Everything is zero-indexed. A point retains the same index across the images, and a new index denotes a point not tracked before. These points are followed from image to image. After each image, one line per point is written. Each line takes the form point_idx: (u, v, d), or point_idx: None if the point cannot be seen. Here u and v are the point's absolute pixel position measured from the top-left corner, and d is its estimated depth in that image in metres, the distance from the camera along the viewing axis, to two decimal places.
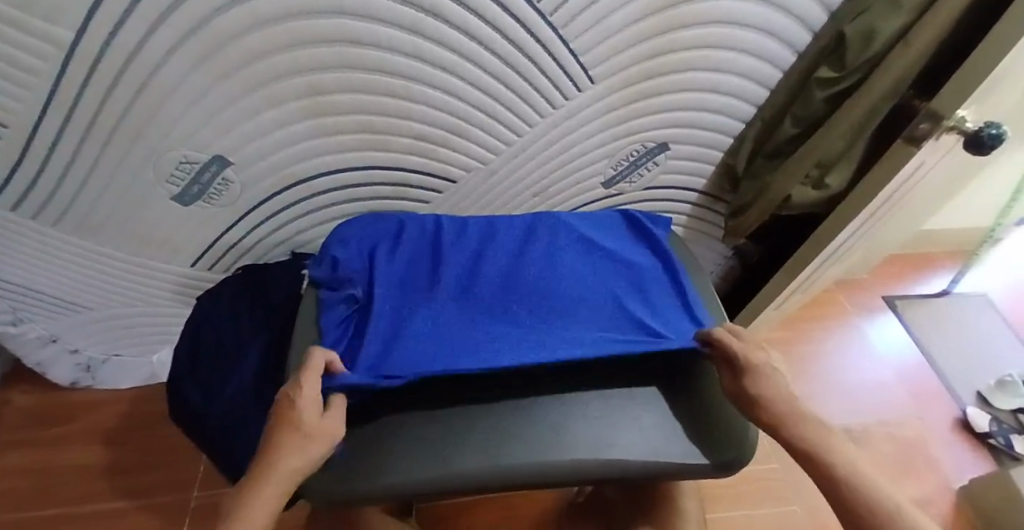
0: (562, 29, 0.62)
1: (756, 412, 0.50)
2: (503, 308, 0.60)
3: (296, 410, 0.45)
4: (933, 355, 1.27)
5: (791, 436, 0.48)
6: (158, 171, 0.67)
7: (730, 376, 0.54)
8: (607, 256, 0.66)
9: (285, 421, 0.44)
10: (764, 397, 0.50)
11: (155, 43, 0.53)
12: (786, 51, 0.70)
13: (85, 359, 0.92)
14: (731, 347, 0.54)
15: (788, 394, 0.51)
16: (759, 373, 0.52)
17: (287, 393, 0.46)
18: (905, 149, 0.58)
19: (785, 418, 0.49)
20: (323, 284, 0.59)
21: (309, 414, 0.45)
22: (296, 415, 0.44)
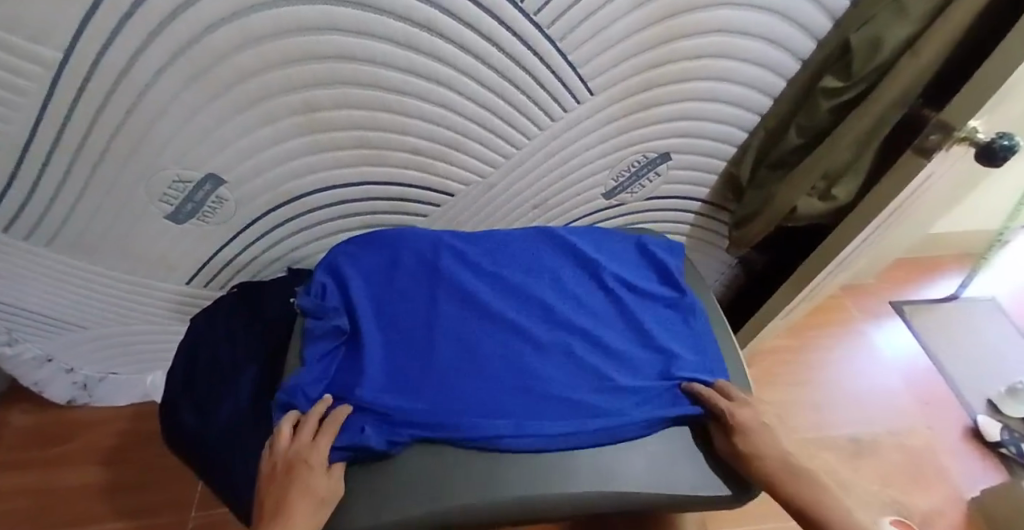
0: (560, 41, 0.60)
1: (754, 474, 0.52)
2: (492, 331, 0.59)
3: (310, 479, 0.47)
4: (942, 362, 1.25)
5: (792, 497, 0.50)
6: (151, 191, 0.65)
7: (723, 437, 0.55)
8: (603, 278, 0.66)
9: (299, 488, 0.47)
10: (758, 459, 0.52)
11: (144, 63, 0.52)
12: (790, 59, 0.69)
13: (82, 378, 0.91)
14: (719, 407, 0.55)
15: (782, 452, 0.53)
16: (751, 432, 0.53)
17: (301, 455, 0.48)
18: (915, 160, 0.57)
19: (780, 478, 0.51)
20: (310, 314, 0.59)
21: (321, 485, 0.48)
22: (310, 484, 0.47)
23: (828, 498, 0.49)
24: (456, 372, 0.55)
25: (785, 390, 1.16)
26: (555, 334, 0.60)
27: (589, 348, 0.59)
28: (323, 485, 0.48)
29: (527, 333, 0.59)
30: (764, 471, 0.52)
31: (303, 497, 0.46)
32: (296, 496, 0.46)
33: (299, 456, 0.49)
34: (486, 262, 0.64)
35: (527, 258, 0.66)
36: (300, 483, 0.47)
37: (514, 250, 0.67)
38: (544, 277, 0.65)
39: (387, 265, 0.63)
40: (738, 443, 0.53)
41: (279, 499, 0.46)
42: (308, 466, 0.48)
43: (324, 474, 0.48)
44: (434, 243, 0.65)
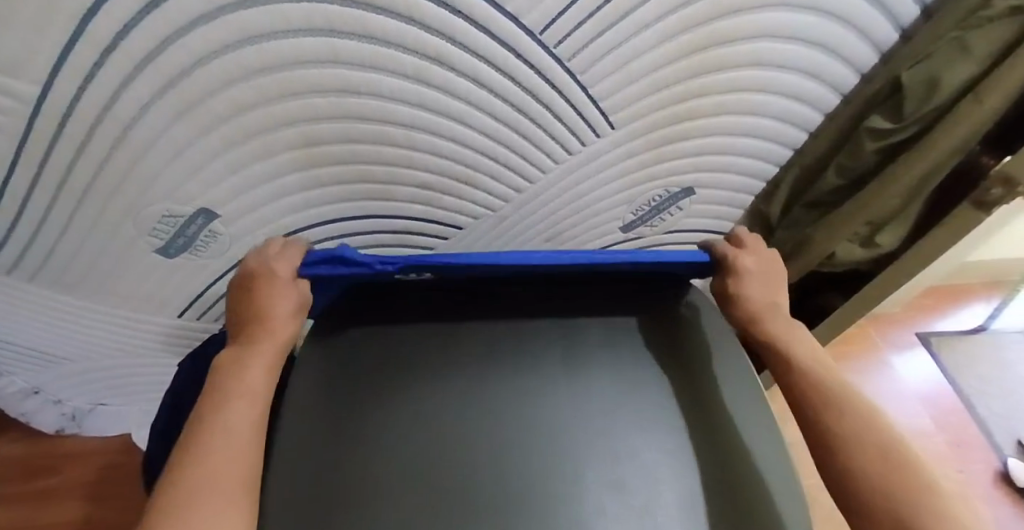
0: (582, 75, 0.56)
1: (734, 304, 0.63)
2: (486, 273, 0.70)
3: (278, 289, 0.55)
4: (970, 398, 1.19)
5: (765, 329, 0.60)
6: (138, 225, 0.61)
7: (716, 275, 0.66)
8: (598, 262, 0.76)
9: (266, 295, 0.55)
10: (740, 293, 0.63)
11: (128, 97, 0.47)
12: (830, 93, 0.64)
13: (70, 409, 0.88)
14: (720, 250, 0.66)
15: (767, 296, 0.63)
16: (740, 269, 0.64)
17: (266, 267, 0.56)
18: (974, 214, 0.56)
19: (759, 312, 0.61)
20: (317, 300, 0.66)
21: (290, 293, 0.56)
22: (281, 294, 0.55)
23: (796, 333, 0.59)
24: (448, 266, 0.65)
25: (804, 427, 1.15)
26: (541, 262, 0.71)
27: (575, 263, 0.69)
28: (291, 294, 0.56)
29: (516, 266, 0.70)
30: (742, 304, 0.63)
31: (274, 307, 0.54)
32: (264, 302, 0.54)
33: (267, 271, 0.56)
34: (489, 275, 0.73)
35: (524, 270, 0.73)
36: (268, 291, 0.55)
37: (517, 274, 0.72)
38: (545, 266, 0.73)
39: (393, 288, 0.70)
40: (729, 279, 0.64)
41: (251, 307, 0.55)
42: (273, 276, 0.56)
43: (290, 286, 0.56)
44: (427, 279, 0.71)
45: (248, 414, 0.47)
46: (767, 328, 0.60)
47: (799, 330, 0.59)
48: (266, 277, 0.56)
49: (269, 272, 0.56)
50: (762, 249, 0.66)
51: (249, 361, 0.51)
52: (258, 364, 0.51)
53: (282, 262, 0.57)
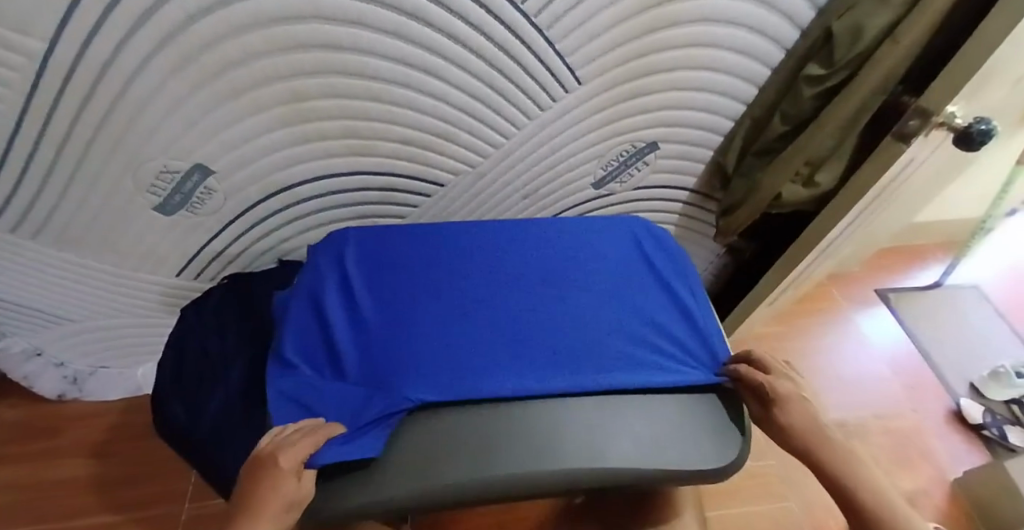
0: (548, 30, 0.61)
1: (787, 444, 0.52)
2: (488, 314, 0.58)
3: (274, 485, 0.42)
4: (926, 347, 1.28)
5: (829, 470, 0.50)
6: (137, 181, 0.64)
7: (759, 405, 0.55)
8: (620, 300, 0.61)
9: (265, 489, 0.41)
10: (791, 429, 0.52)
11: (129, 51, 0.50)
12: (773, 47, 0.70)
13: (71, 372, 0.92)
14: (759, 381, 0.53)
15: (822, 429, 0.52)
16: (788, 401, 0.52)
17: (277, 452, 0.43)
18: (895, 146, 0.63)
19: (814, 448, 0.51)
20: (298, 348, 0.54)
21: (291, 485, 0.42)
22: (275, 494, 0.41)
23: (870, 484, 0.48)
24: (439, 359, 0.54)
25: None
26: (544, 318, 0.59)
27: (576, 332, 0.58)
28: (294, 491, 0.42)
29: (517, 315, 0.58)
30: (794, 441, 0.52)
31: (263, 505, 0.41)
32: (259, 498, 0.41)
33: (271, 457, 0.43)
34: (499, 300, 0.59)
35: (541, 303, 0.60)
36: (265, 484, 0.42)
37: (526, 307, 0.59)
38: (561, 309, 0.59)
39: (379, 306, 0.57)
40: (776, 411, 0.53)
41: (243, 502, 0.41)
42: (278, 468, 0.42)
43: (292, 484, 0.42)
44: (426, 298, 0.58)
45: None
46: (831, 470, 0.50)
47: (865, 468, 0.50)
48: (272, 464, 0.42)
49: (275, 462, 0.42)
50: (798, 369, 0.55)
51: None
52: None
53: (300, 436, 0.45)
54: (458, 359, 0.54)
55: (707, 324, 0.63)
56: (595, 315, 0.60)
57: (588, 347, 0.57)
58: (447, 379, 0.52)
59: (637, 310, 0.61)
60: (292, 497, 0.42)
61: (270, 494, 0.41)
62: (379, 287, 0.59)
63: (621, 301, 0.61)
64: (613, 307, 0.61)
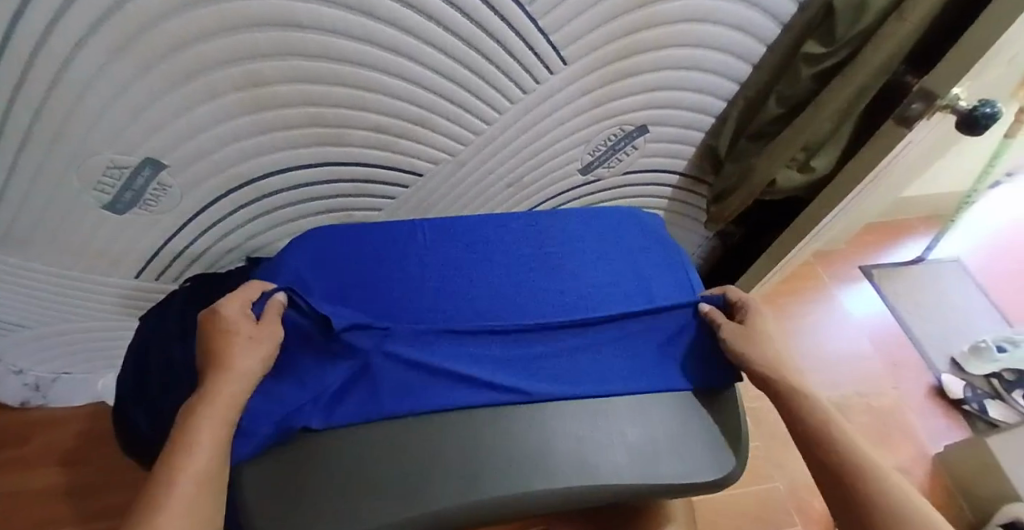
0: (530, 7, 0.56)
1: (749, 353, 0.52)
2: (469, 314, 0.54)
3: (234, 326, 0.43)
4: (907, 322, 1.28)
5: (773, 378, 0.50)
6: (82, 179, 0.58)
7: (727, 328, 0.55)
8: (605, 286, 0.59)
9: (226, 334, 0.43)
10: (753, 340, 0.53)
11: (58, 38, 0.45)
12: (769, 23, 0.66)
13: (32, 379, 0.86)
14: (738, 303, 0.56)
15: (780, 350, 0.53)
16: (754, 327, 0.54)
17: (220, 314, 0.44)
18: (896, 130, 0.60)
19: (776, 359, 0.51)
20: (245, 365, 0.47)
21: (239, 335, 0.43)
22: (238, 332, 0.43)
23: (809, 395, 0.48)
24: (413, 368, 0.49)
25: None
26: (529, 315, 0.55)
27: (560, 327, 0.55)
28: (251, 351, 0.43)
29: (500, 314, 0.55)
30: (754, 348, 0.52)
31: (229, 342, 0.42)
32: (226, 339, 0.42)
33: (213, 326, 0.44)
34: (481, 300, 0.55)
35: (523, 297, 0.56)
36: (221, 333, 0.43)
37: (509, 302, 0.56)
38: (543, 303, 0.56)
39: (349, 304, 0.52)
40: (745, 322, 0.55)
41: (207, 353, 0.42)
42: (230, 320, 0.44)
43: (249, 337, 0.43)
44: (402, 295, 0.54)
45: (216, 443, 0.37)
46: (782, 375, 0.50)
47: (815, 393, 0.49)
48: (223, 322, 0.44)
49: (226, 319, 0.44)
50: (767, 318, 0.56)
51: (204, 408, 0.38)
52: (220, 415, 0.38)
53: (232, 298, 0.46)
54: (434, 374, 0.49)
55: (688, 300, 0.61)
56: (581, 308, 0.57)
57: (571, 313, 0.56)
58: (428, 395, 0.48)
59: (622, 295, 0.59)
60: (254, 338, 0.44)
61: (238, 336, 0.43)
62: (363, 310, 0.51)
63: (607, 288, 0.59)
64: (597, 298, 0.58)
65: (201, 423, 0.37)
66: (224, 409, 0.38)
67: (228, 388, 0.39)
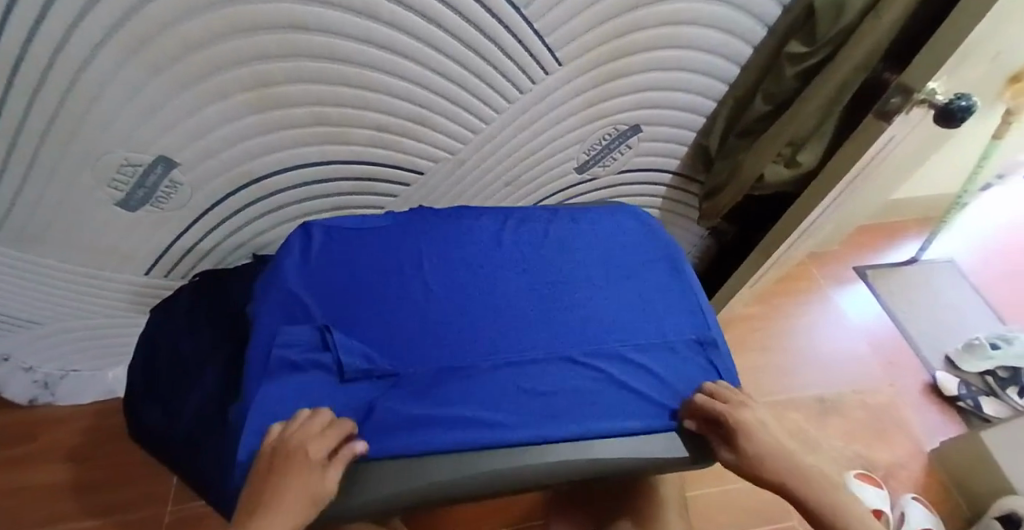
0: (525, 10, 0.59)
1: (767, 478, 0.49)
2: (476, 313, 0.55)
3: (299, 474, 0.39)
4: (901, 320, 1.30)
5: (805, 501, 0.47)
6: (96, 177, 0.61)
7: (725, 446, 0.50)
8: (606, 280, 0.61)
9: (285, 478, 0.39)
10: (763, 463, 0.49)
11: (78, 40, 0.47)
12: (754, 26, 0.69)
13: (42, 376, 0.88)
14: (719, 410, 0.50)
15: (784, 447, 0.50)
16: (752, 434, 0.49)
17: (301, 446, 0.40)
18: (876, 124, 0.62)
19: (787, 478, 0.48)
20: (261, 379, 0.47)
21: (302, 491, 0.39)
22: (297, 484, 0.39)
23: (833, 494, 0.47)
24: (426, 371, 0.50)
25: (749, 355, 1.19)
26: (534, 311, 0.57)
27: (566, 323, 0.57)
28: (301, 504, 0.39)
29: (506, 310, 0.56)
30: (766, 474, 0.49)
31: (285, 493, 0.38)
32: (283, 487, 0.38)
33: (284, 451, 0.40)
34: (487, 299, 0.57)
35: (529, 295, 0.58)
36: (284, 475, 0.39)
37: (513, 298, 0.57)
38: (549, 299, 0.58)
39: (357, 315, 0.53)
40: (741, 444, 0.49)
41: (263, 492, 0.39)
42: (307, 457, 0.40)
43: (306, 484, 0.39)
44: (410, 299, 0.55)
45: None
46: (799, 492, 0.48)
47: (830, 484, 0.48)
48: (299, 457, 0.40)
49: (305, 455, 0.40)
50: (750, 402, 0.52)
51: None
52: None
53: (307, 421, 0.43)
54: (451, 374, 0.51)
55: (686, 289, 0.63)
56: (584, 303, 0.59)
57: (574, 307, 0.58)
58: (444, 392, 0.49)
59: (622, 290, 0.61)
60: (311, 493, 0.39)
61: (296, 487, 0.39)
62: (362, 309, 0.53)
63: (607, 280, 0.61)
64: (600, 292, 0.60)
65: None
66: None
67: None
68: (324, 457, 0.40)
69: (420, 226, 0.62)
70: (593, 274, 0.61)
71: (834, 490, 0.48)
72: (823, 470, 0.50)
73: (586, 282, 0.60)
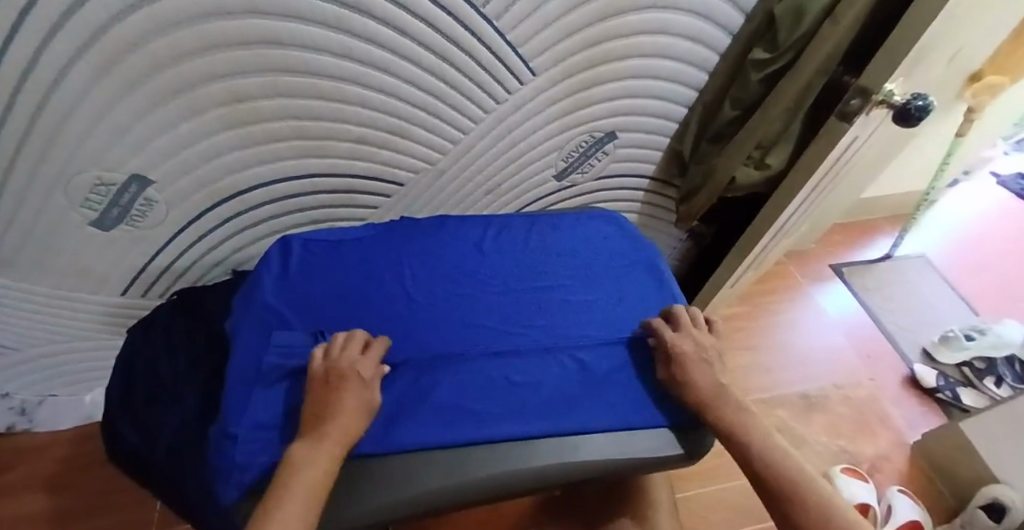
0: (496, 21, 0.60)
1: (692, 399, 0.51)
2: (462, 321, 0.56)
3: (355, 386, 0.45)
4: (878, 315, 1.33)
5: (724, 424, 0.50)
6: (70, 197, 0.60)
7: (662, 365, 0.54)
8: (589, 284, 0.62)
9: (343, 390, 0.45)
10: (692, 384, 0.51)
11: (47, 60, 0.47)
12: (721, 33, 0.71)
13: (19, 402, 0.86)
14: (664, 336, 0.54)
15: (719, 380, 0.52)
16: (688, 357, 0.53)
17: (352, 364, 0.46)
18: (838, 125, 0.64)
19: (711, 400, 0.51)
20: (245, 388, 0.47)
21: (359, 399, 0.45)
22: (354, 393, 0.45)
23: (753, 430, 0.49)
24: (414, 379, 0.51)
25: (733, 354, 1.21)
26: (520, 317, 0.57)
27: (552, 327, 0.57)
28: (359, 411, 0.45)
29: (493, 316, 0.57)
30: (693, 392, 0.51)
31: (347, 400, 0.44)
32: (343, 397, 0.44)
33: (339, 368, 0.46)
34: (471, 307, 0.57)
35: (514, 301, 0.59)
36: (343, 387, 0.45)
37: (498, 306, 0.58)
38: (533, 305, 0.59)
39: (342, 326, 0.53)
40: (676, 363, 0.53)
41: (324, 400, 0.44)
42: (359, 374, 0.46)
43: (362, 394, 0.45)
44: (396, 307, 0.55)
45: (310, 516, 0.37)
46: (723, 419, 0.50)
47: (753, 421, 0.50)
48: (352, 373, 0.46)
49: (359, 373, 0.46)
50: (703, 335, 0.55)
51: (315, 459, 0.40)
52: (323, 476, 0.40)
53: (347, 343, 0.48)
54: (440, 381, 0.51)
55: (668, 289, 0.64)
56: (569, 308, 0.59)
57: (559, 311, 0.59)
58: (433, 401, 0.49)
59: (606, 293, 0.62)
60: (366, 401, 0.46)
61: (353, 397, 0.45)
62: (347, 321, 0.53)
63: (590, 285, 0.62)
64: (584, 295, 0.61)
65: (313, 481, 0.39)
66: (326, 475, 0.40)
67: (330, 452, 0.41)
68: (374, 373, 0.47)
69: (400, 235, 0.62)
70: (578, 279, 0.62)
71: (757, 426, 0.50)
72: (753, 409, 0.51)
73: (571, 288, 0.61)
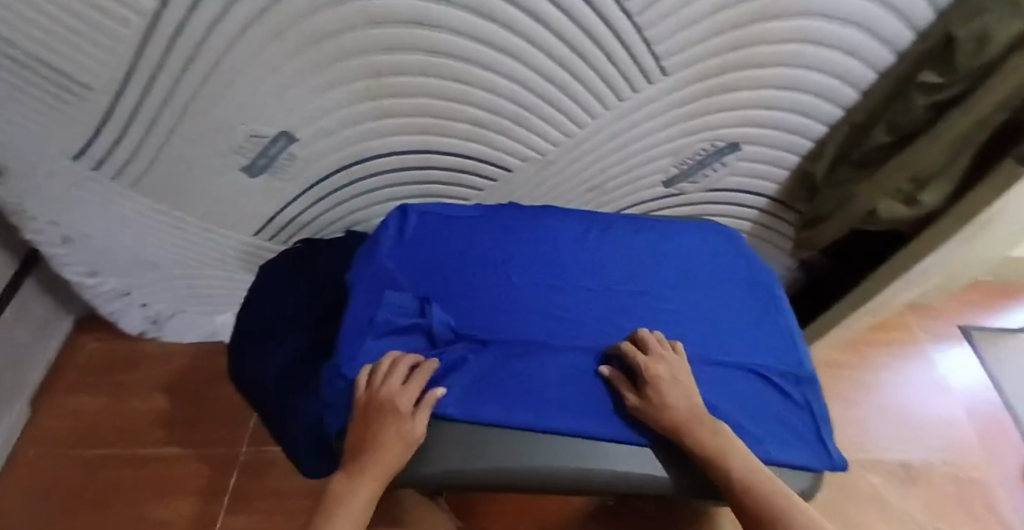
0: (637, 17, 0.59)
1: (667, 428, 0.46)
2: (562, 311, 0.56)
3: (395, 422, 0.44)
4: (1008, 390, 1.18)
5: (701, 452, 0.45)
6: (227, 143, 0.67)
7: (633, 391, 0.49)
8: (697, 297, 0.60)
9: (380, 428, 0.44)
10: (669, 412, 0.47)
11: (231, 19, 0.53)
12: (882, 52, 0.66)
13: (154, 313, 0.98)
14: (637, 361, 0.49)
15: (694, 405, 0.48)
16: (661, 383, 0.48)
17: (389, 399, 0.45)
18: (1015, 170, 0.57)
19: (686, 426, 0.46)
20: (358, 336, 0.50)
21: (398, 436, 0.44)
22: (389, 432, 0.44)
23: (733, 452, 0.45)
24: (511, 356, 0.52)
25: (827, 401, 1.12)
26: (622, 317, 0.57)
27: (653, 333, 0.56)
28: (398, 448, 0.44)
29: (594, 311, 0.57)
30: (667, 422, 0.46)
31: (382, 440, 0.43)
32: (378, 437, 0.43)
33: (376, 404, 0.45)
34: (572, 298, 0.58)
35: (616, 300, 0.58)
36: (378, 424, 0.44)
37: (600, 302, 0.58)
38: (636, 307, 0.58)
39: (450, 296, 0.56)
40: (649, 390, 0.47)
41: (361, 436, 0.44)
42: (398, 410, 0.44)
43: (399, 431, 0.44)
44: (501, 287, 0.57)
45: None
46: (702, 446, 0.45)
47: (735, 444, 0.46)
48: (389, 410, 0.44)
49: (396, 408, 0.44)
50: (674, 357, 0.51)
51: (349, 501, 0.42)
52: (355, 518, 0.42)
53: (388, 371, 0.47)
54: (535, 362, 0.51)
55: (782, 318, 0.61)
56: (674, 316, 0.58)
57: (662, 318, 0.57)
58: (526, 379, 0.50)
59: (713, 308, 0.59)
60: (404, 438, 0.44)
61: (390, 435, 0.44)
62: (455, 290, 0.56)
63: (699, 298, 0.60)
64: (690, 307, 0.59)
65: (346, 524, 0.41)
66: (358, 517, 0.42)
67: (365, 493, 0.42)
68: (412, 406, 0.45)
69: (513, 218, 0.63)
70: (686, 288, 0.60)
71: (737, 448, 0.46)
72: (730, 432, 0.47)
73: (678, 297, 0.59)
